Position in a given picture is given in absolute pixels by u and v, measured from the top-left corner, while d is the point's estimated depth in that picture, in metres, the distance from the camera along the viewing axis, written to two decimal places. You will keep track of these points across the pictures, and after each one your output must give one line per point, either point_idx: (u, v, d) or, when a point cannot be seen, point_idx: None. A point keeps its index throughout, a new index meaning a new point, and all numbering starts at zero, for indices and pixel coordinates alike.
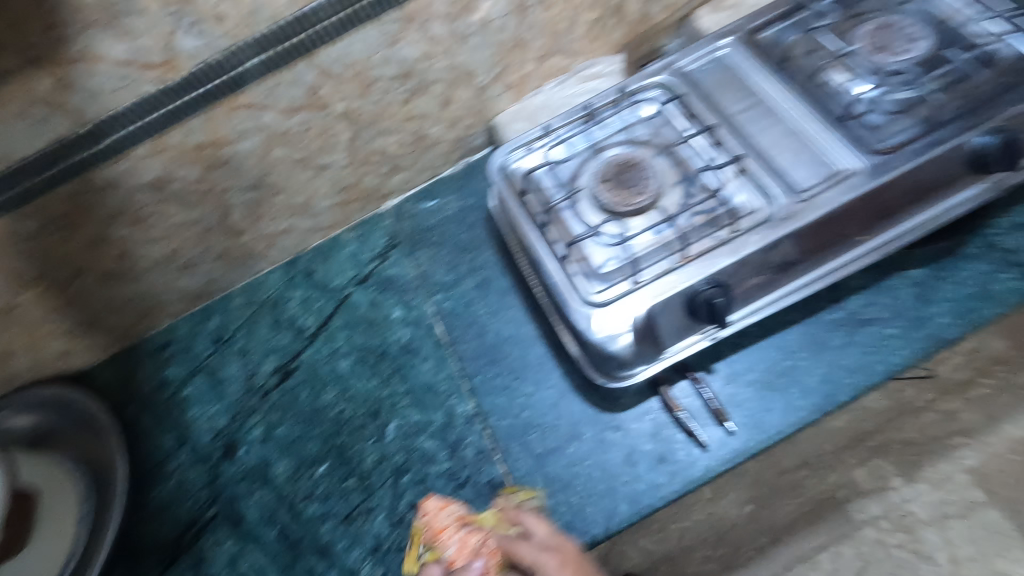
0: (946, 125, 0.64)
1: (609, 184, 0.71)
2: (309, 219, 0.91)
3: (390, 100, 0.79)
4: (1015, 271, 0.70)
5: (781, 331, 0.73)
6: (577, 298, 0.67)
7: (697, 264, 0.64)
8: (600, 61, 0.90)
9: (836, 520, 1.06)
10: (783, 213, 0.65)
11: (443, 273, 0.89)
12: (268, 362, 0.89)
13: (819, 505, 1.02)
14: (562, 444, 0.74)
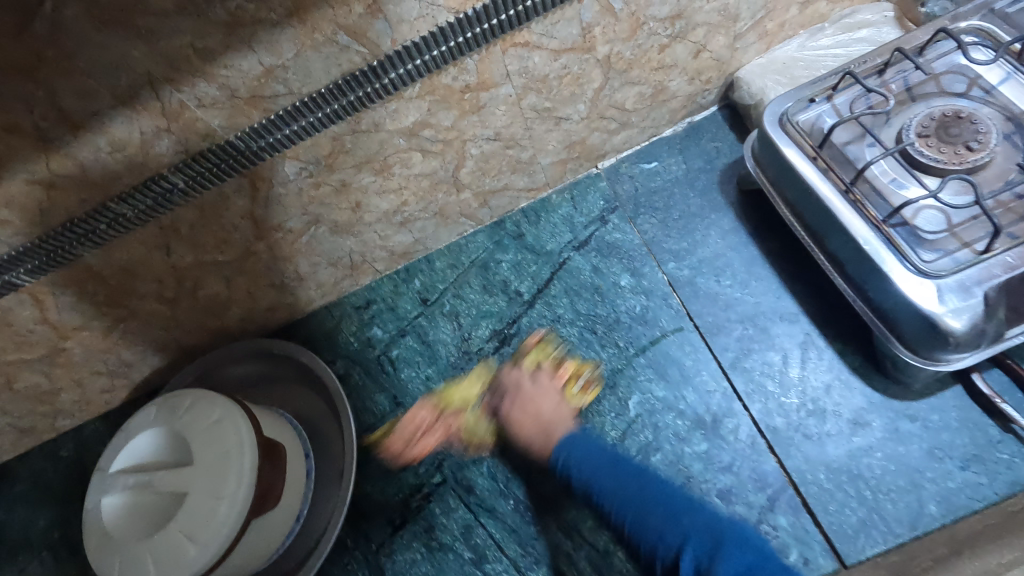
0: None
1: (931, 139, 0.62)
2: (527, 177, 0.86)
3: (651, 44, 0.72)
4: None
5: None
6: (901, 267, 0.59)
7: None
8: (863, 9, 0.80)
9: None
10: None
11: (674, 240, 0.82)
12: (483, 326, 0.84)
13: None
14: (845, 431, 0.66)
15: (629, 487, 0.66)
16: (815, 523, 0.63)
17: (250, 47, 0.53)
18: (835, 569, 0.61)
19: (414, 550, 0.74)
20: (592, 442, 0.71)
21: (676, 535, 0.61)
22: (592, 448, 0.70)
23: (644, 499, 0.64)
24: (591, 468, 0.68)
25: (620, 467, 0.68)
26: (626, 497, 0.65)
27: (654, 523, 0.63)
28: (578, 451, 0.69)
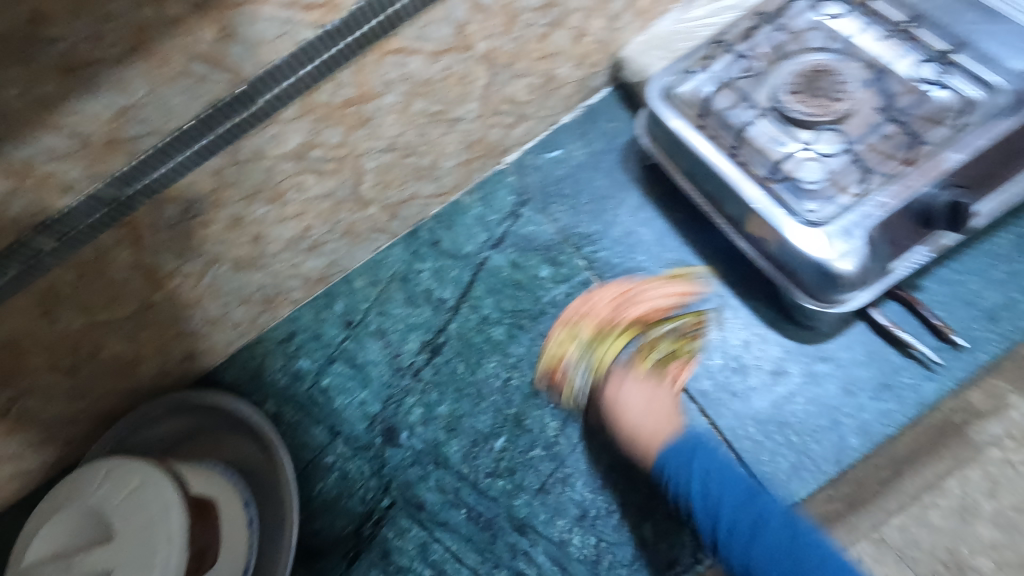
0: None
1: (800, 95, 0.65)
2: (433, 182, 0.84)
3: (530, 35, 0.72)
4: None
5: (989, 237, 0.68)
6: (787, 220, 0.61)
7: (924, 167, 0.59)
8: None
9: None
10: (1011, 101, 0.59)
11: (586, 224, 0.83)
12: (411, 340, 0.83)
13: None
14: (768, 383, 0.68)
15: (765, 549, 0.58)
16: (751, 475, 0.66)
17: (94, 91, 0.49)
18: None
19: None
20: (716, 451, 0.65)
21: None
22: (717, 462, 0.64)
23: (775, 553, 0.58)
24: (714, 500, 0.61)
25: (761, 507, 0.60)
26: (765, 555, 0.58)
27: (770, 540, 0.58)
28: (685, 450, 0.65)
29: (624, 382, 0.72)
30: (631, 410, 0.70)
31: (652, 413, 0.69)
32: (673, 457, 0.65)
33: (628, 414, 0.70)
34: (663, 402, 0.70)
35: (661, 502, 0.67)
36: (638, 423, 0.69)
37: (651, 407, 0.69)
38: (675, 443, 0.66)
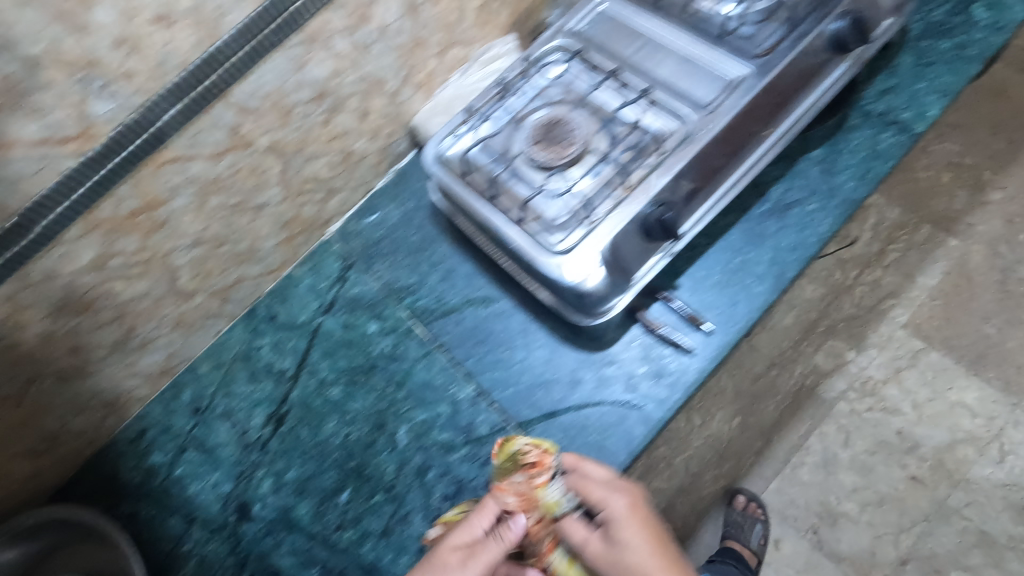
0: (804, 21, 0.75)
1: (541, 144, 0.75)
2: (258, 263, 0.90)
3: (311, 123, 0.80)
4: (893, 128, 0.82)
5: (724, 234, 0.81)
6: (541, 252, 0.71)
7: (639, 191, 0.70)
8: (494, 44, 0.95)
9: (812, 406, 1.19)
10: (697, 127, 0.72)
11: (405, 277, 0.90)
12: (257, 414, 0.87)
13: (797, 396, 1.17)
14: (566, 393, 0.77)
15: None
16: None
17: None
18: None
19: None
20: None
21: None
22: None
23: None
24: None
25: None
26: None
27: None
28: None
29: (613, 504, 0.62)
30: (631, 538, 0.60)
31: (647, 541, 0.60)
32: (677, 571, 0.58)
33: (631, 555, 0.59)
34: (642, 552, 0.59)
35: None
36: (637, 556, 0.59)
37: (641, 519, 0.61)
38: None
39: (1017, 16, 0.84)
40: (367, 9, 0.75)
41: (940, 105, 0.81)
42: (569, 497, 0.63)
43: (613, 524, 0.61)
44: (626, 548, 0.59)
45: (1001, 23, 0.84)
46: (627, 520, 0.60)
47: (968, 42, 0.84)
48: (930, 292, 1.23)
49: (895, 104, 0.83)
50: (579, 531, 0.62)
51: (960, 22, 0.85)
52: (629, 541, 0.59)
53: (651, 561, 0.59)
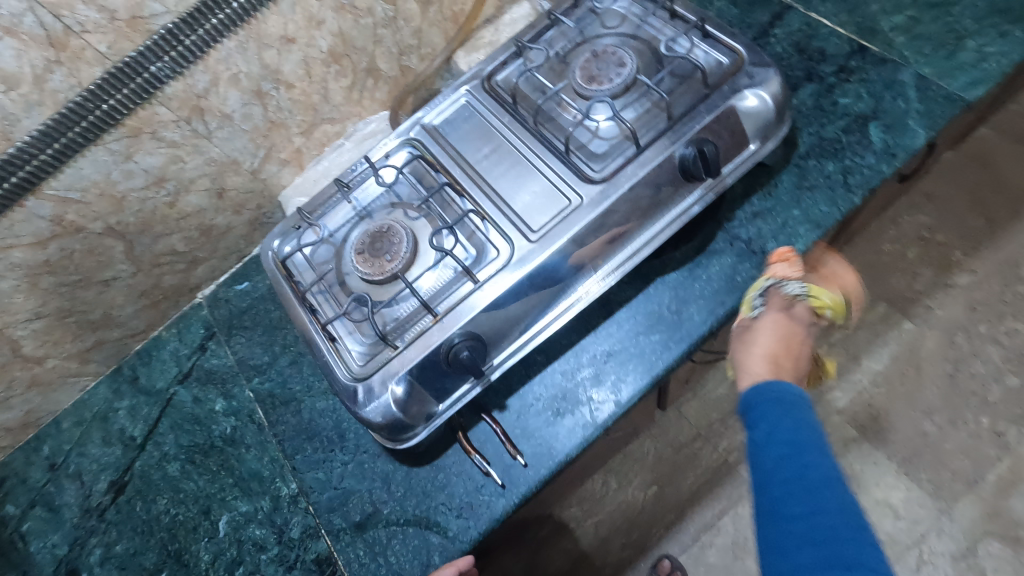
0: (650, 146, 0.69)
1: (364, 255, 0.73)
2: (119, 328, 0.91)
3: (153, 205, 0.79)
4: (755, 259, 0.76)
5: (562, 355, 0.78)
6: (341, 373, 0.69)
7: (447, 320, 0.67)
8: (373, 120, 0.92)
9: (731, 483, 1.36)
10: (517, 256, 0.68)
11: (259, 355, 0.90)
12: (101, 480, 0.89)
13: (716, 472, 1.37)
14: (378, 506, 0.76)
15: (774, 450, 0.58)
16: None
17: None
18: None
19: None
20: (801, 410, 0.61)
21: (773, 512, 0.55)
22: (789, 424, 0.59)
23: (780, 473, 0.56)
24: (761, 441, 0.60)
25: (799, 444, 0.57)
26: (764, 440, 0.59)
27: (790, 511, 0.53)
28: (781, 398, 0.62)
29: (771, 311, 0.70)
30: (759, 335, 0.69)
31: (774, 356, 0.67)
32: (759, 394, 0.63)
33: (749, 355, 0.68)
34: (771, 322, 0.69)
35: None
36: (757, 367, 0.67)
37: (783, 331, 0.68)
38: (759, 386, 0.63)
39: (915, 142, 0.76)
40: (199, 101, 0.73)
41: (809, 238, 0.75)
42: (794, 287, 0.70)
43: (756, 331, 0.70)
44: (752, 342, 0.69)
45: (896, 148, 0.76)
46: (775, 317, 0.69)
47: (855, 167, 0.77)
48: (871, 376, 1.42)
49: (764, 231, 0.77)
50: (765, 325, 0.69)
51: (853, 142, 0.78)
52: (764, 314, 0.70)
53: (768, 359, 0.67)
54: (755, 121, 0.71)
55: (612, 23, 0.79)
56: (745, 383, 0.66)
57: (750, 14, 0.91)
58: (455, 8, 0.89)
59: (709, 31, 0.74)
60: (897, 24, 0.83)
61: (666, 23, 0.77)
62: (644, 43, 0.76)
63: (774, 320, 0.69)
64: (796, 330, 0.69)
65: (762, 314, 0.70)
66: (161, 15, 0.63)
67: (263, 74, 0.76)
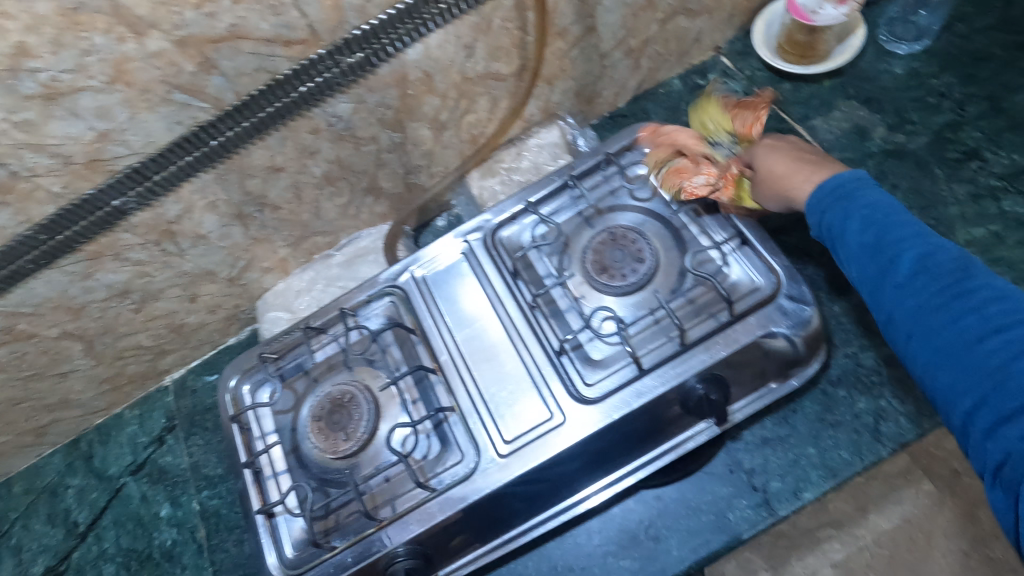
0: (654, 372, 0.60)
1: (320, 424, 0.66)
2: (78, 407, 0.87)
3: (116, 312, 0.74)
4: (755, 496, 0.66)
5: (520, 558, 0.69)
6: (272, 561, 0.63)
7: (390, 531, 0.60)
8: (366, 234, 0.85)
9: None
10: (482, 472, 0.61)
11: (213, 465, 0.85)
12: (39, 562, 0.86)
13: None
14: None
15: (921, 293, 0.43)
16: None
17: None
18: None
19: None
20: (935, 244, 0.45)
21: (990, 360, 0.39)
22: (946, 256, 0.44)
23: (942, 323, 0.42)
24: (905, 286, 0.44)
25: (941, 267, 0.43)
26: (923, 324, 0.42)
27: (931, 330, 0.42)
28: (836, 191, 0.51)
29: (757, 151, 0.62)
30: (770, 158, 0.59)
31: (798, 157, 0.57)
32: (866, 263, 0.47)
33: (771, 164, 0.59)
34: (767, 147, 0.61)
35: None
36: (779, 168, 0.58)
37: (780, 154, 0.59)
38: (833, 179, 0.52)
39: None
40: (170, 227, 0.67)
41: (820, 489, 0.65)
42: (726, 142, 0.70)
43: (770, 146, 0.61)
44: (760, 160, 0.60)
45: None
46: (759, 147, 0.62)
47: (891, 411, 0.66)
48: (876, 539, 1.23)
49: (770, 464, 0.67)
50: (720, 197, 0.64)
51: (894, 379, 0.68)
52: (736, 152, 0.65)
53: (784, 162, 0.58)
54: (780, 360, 0.61)
55: (640, 197, 0.70)
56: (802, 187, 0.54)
57: None
58: (475, 131, 0.79)
59: (747, 240, 0.63)
60: (975, 238, 0.72)
61: (702, 214, 0.67)
62: (672, 231, 0.66)
63: (768, 145, 0.61)
64: (774, 158, 0.59)
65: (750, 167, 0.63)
66: (126, 156, 0.56)
67: (245, 198, 0.69)
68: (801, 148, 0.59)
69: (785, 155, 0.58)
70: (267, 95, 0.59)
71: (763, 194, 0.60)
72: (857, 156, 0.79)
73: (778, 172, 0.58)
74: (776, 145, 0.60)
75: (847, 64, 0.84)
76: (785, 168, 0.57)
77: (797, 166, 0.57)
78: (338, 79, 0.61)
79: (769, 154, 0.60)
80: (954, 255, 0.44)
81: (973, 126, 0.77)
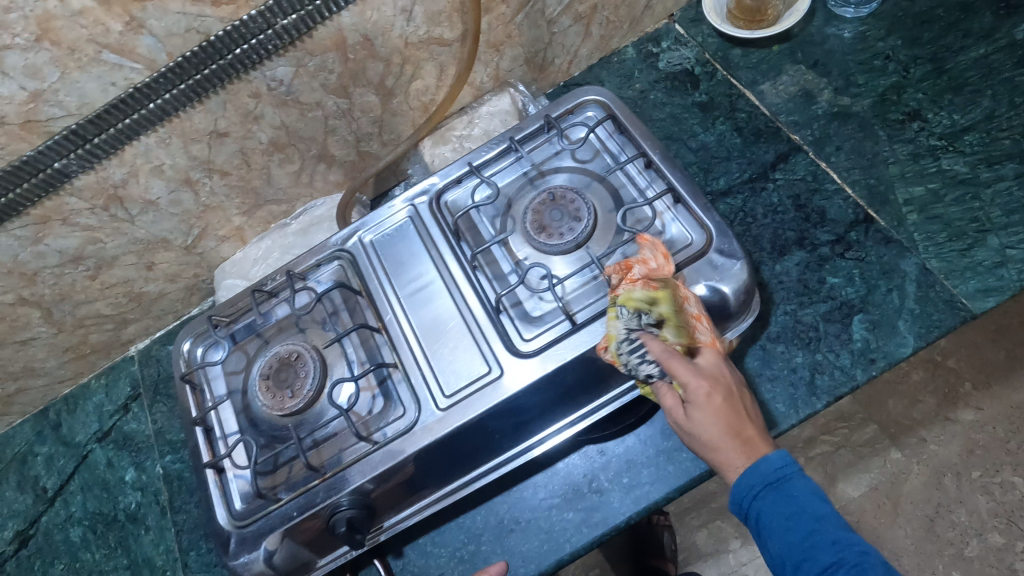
0: (587, 326, 0.62)
1: (268, 382, 0.68)
2: (41, 376, 0.89)
3: (71, 279, 0.76)
4: (694, 449, 0.68)
5: (470, 511, 0.72)
6: (221, 513, 0.65)
7: (334, 482, 0.62)
8: (323, 202, 0.85)
9: None
10: (422, 424, 0.63)
11: (176, 431, 0.87)
12: (9, 527, 0.88)
13: None
14: None
15: (784, 536, 0.50)
16: None
17: None
18: None
19: None
20: (794, 480, 0.52)
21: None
22: (799, 490, 0.51)
23: (800, 537, 0.50)
24: (773, 529, 0.51)
25: (801, 509, 0.51)
26: (785, 549, 0.50)
27: (808, 554, 0.49)
28: (770, 476, 0.52)
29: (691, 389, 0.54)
30: (702, 422, 0.54)
31: (732, 432, 0.54)
32: (749, 480, 0.52)
33: (702, 428, 0.54)
34: (700, 380, 0.54)
35: None
36: (712, 434, 0.54)
37: (729, 420, 0.54)
38: (752, 464, 0.53)
39: (900, 351, 0.66)
40: (117, 191, 0.68)
41: None
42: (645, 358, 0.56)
43: (698, 395, 0.54)
44: (688, 427, 0.55)
45: (875, 353, 0.67)
46: (704, 403, 0.54)
47: (826, 365, 0.68)
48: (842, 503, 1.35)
49: None
50: (666, 397, 0.57)
51: (830, 334, 0.69)
52: (687, 384, 0.54)
53: (714, 451, 0.54)
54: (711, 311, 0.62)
55: (582, 158, 0.71)
56: (717, 460, 0.54)
57: (753, 147, 0.80)
58: (424, 98, 0.80)
59: (682, 196, 0.64)
60: (914, 196, 0.73)
61: (639, 173, 0.68)
62: (610, 191, 0.68)
63: (707, 397, 0.54)
64: (726, 372, 0.56)
65: (689, 387, 0.54)
66: (61, 118, 0.58)
67: (192, 164, 0.70)
68: (673, 367, 0.54)
69: (711, 419, 0.54)
70: (201, 57, 0.59)
71: (685, 432, 0.56)
72: (802, 119, 0.80)
73: (700, 444, 0.55)
74: (720, 421, 0.53)
75: (795, 29, 0.85)
76: (721, 446, 0.54)
77: (728, 437, 0.54)
78: (272, 41, 0.62)
79: (696, 422, 0.54)
80: (808, 499, 0.51)
81: (915, 88, 0.78)
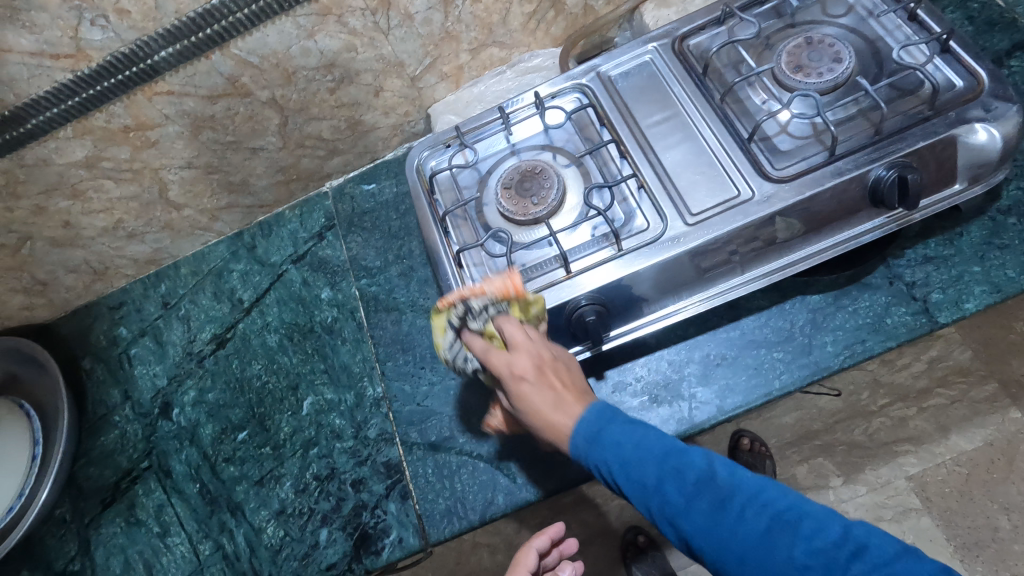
0: (846, 157, 0.63)
1: (511, 191, 0.71)
2: (250, 196, 0.94)
3: (316, 88, 0.80)
4: (914, 305, 0.70)
5: (674, 345, 0.75)
6: None
7: (580, 279, 0.65)
8: (540, 54, 0.89)
9: None
10: (669, 234, 0.65)
11: (372, 258, 0.92)
12: (207, 330, 0.95)
13: None
14: (455, 433, 0.77)
15: (630, 467, 0.53)
16: (415, 508, 0.76)
17: None
18: (418, 544, 0.74)
19: (115, 524, 0.86)
20: (614, 422, 0.55)
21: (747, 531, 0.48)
22: (625, 427, 0.55)
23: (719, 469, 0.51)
24: (613, 459, 0.53)
25: (630, 441, 0.54)
26: (638, 479, 0.52)
27: (646, 484, 0.52)
28: (597, 418, 0.56)
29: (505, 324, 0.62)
30: (541, 404, 0.58)
31: (553, 392, 0.58)
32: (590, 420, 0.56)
33: (536, 400, 0.58)
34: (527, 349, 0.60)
35: (341, 514, 0.78)
36: (547, 409, 0.57)
37: (558, 376, 0.59)
38: (581, 419, 0.56)
39: None
40: None
41: (981, 302, 0.68)
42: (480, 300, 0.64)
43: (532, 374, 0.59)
44: (540, 410, 0.58)
45: None
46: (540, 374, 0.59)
47: None
48: (953, 456, 1.35)
49: (932, 279, 0.70)
50: (502, 361, 0.61)
51: None
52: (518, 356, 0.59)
53: (553, 402, 0.57)
54: (972, 157, 0.63)
55: (835, 12, 0.72)
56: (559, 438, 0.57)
57: (986, 36, 0.80)
58: None
59: (952, 45, 0.65)
60: None
61: (901, 26, 0.68)
62: (868, 41, 0.68)
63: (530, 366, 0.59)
64: (553, 348, 0.62)
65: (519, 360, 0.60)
66: None
67: None
68: (506, 363, 0.59)
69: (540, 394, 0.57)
70: None
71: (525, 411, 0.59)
72: None
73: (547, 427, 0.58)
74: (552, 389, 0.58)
75: None
76: (554, 414, 0.57)
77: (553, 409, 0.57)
78: None
79: (536, 396, 0.58)
80: (648, 436, 0.54)
81: None
